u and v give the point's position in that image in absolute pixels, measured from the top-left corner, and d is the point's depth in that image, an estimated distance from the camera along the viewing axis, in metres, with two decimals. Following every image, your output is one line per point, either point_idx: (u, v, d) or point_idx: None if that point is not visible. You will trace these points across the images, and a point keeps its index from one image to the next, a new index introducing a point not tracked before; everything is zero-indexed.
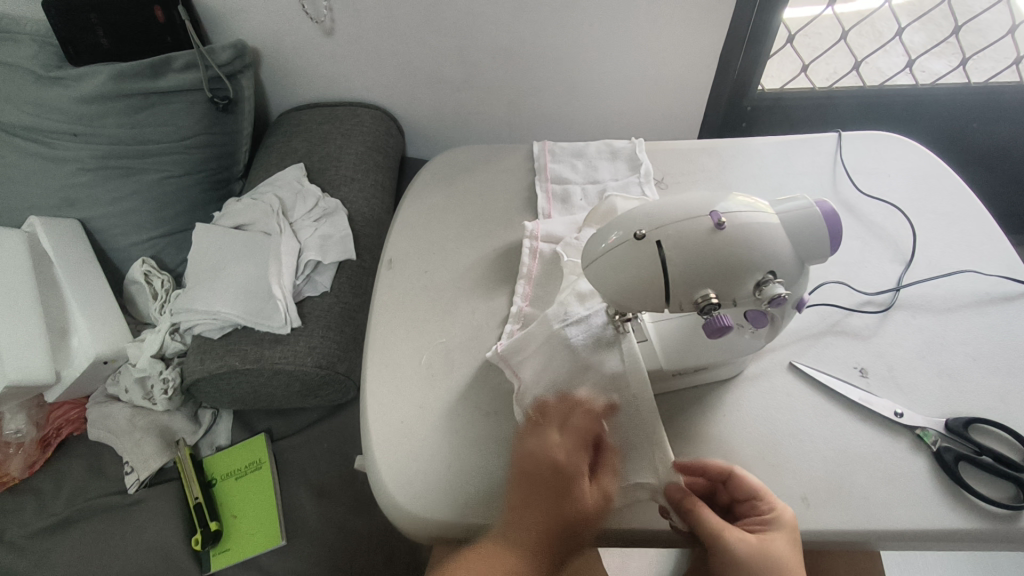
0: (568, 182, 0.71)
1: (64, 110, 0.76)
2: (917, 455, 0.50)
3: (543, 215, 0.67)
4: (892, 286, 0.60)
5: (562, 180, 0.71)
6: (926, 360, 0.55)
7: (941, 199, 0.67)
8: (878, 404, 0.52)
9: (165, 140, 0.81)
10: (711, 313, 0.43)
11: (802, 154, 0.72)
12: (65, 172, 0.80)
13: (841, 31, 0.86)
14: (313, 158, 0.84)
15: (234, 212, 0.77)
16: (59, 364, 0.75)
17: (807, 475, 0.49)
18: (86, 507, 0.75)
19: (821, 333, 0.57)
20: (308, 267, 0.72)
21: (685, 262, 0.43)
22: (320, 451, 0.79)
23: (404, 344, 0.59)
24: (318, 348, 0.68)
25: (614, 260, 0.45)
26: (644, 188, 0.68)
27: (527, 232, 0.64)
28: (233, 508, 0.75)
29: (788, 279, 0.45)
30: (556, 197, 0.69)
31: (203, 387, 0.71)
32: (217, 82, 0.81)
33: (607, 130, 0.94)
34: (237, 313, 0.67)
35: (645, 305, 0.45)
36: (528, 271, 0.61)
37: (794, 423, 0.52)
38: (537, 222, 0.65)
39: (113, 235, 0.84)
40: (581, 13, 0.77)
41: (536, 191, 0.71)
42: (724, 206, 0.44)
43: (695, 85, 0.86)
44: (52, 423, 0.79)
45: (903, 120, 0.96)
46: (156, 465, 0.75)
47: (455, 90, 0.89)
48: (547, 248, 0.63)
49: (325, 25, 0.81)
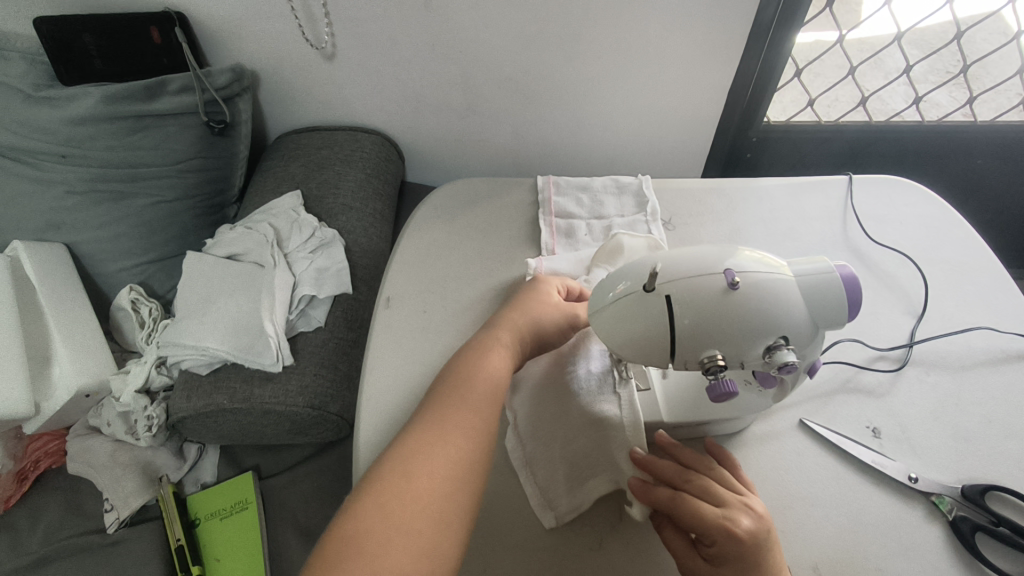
0: (573, 218, 0.69)
1: (53, 131, 0.73)
2: (933, 524, 0.48)
3: (546, 251, 0.65)
4: (905, 341, 0.58)
5: (566, 215, 0.69)
6: (942, 421, 0.53)
7: (953, 249, 0.66)
8: (892, 468, 0.50)
9: (158, 163, 0.79)
10: (717, 376, 0.41)
11: (813, 197, 0.71)
12: (53, 195, 0.77)
13: (849, 68, 0.85)
14: (309, 184, 0.82)
15: (227, 241, 0.75)
16: (39, 395, 0.72)
17: (820, 543, 0.47)
18: (61, 546, 0.72)
19: (834, 391, 0.55)
20: (303, 302, 0.71)
21: (695, 322, 0.41)
22: (309, 489, 0.77)
23: (397, 392, 0.56)
24: (310, 387, 0.66)
25: (621, 312, 0.43)
26: (650, 228, 0.66)
27: (531, 269, 0.62)
28: (216, 551, 0.72)
29: (801, 345, 0.43)
30: (561, 232, 0.67)
31: (190, 424, 0.68)
32: (213, 106, 0.80)
33: (612, 161, 0.92)
34: (226, 349, 0.65)
35: (649, 360, 0.43)
36: None
37: (805, 487, 0.50)
38: (540, 259, 0.63)
39: (100, 260, 0.81)
40: (587, 45, 0.75)
41: (539, 226, 0.69)
42: (736, 263, 0.42)
43: (702, 119, 0.84)
44: (30, 456, 0.76)
45: (909, 156, 0.95)
46: (137, 503, 0.72)
47: (458, 117, 0.87)
48: None
49: (327, 50, 0.79)
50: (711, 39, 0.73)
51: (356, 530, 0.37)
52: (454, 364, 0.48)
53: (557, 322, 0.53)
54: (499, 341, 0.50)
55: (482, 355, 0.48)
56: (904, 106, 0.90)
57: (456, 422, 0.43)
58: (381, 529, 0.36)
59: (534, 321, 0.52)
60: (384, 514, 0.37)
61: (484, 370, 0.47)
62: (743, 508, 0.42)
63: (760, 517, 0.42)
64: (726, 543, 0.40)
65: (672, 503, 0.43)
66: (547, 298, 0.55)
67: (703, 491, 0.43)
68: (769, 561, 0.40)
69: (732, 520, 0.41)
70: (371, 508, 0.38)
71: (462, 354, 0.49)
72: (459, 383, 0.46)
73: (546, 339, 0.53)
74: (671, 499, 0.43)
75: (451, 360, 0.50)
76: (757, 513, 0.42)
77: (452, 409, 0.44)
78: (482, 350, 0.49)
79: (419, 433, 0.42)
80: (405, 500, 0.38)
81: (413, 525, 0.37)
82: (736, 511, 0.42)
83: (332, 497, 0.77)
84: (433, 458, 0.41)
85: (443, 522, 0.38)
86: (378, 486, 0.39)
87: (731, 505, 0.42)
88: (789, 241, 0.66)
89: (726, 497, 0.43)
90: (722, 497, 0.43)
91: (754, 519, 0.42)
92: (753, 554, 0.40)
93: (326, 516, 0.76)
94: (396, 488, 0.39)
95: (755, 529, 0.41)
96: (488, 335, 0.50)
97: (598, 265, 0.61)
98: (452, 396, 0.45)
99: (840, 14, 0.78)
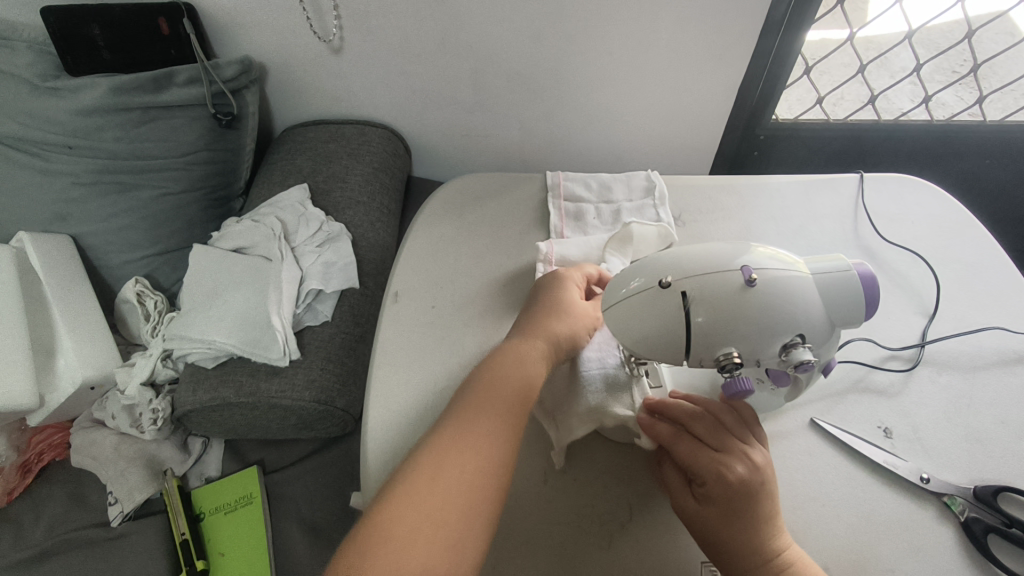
0: (582, 201, 0.69)
1: (60, 122, 0.73)
2: (946, 525, 0.47)
3: (554, 233, 0.66)
4: (916, 340, 0.58)
5: (575, 198, 0.69)
6: (953, 422, 0.53)
7: (965, 248, 0.65)
8: (903, 468, 0.50)
9: (166, 155, 0.79)
10: (732, 374, 0.41)
11: (823, 195, 0.70)
12: (59, 186, 0.77)
13: (859, 66, 0.84)
14: (317, 178, 0.82)
15: (233, 233, 0.74)
16: (44, 388, 0.72)
17: (830, 542, 0.47)
18: (64, 540, 0.72)
19: (845, 391, 0.55)
20: (309, 296, 0.70)
21: (710, 319, 0.41)
22: (314, 484, 0.77)
23: (405, 388, 0.55)
24: (316, 382, 0.66)
25: (635, 308, 0.42)
26: (659, 212, 0.67)
27: (540, 255, 0.62)
28: (220, 546, 0.72)
29: (817, 343, 0.42)
30: (569, 215, 0.68)
31: (195, 417, 0.68)
32: (220, 98, 0.79)
33: (619, 159, 0.92)
34: (235, 342, 0.64)
35: (663, 357, 0.43)
36: None
37: (818, 486, 0.49)
38: (550, 243, 0.63)
39: (106, 252, 0.81)
40: (596, 40, 0.74)
41: (548, 208, 0.69)
42: (754, 260, 0.42)
43: (711, 116, 0.84)
44: (34, 448, 0.76)
45: (916, 156, 0.95)
46: (141, 497, 0.72)
47: (466, 112, 0.87)
48: None
49: (335, 43, 0.78)
50: (723, 35, 0.72)
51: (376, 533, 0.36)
52: (488, 368, 0.46)
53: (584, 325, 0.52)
54: (532, 346, 0.48)
55: (516, 363, 0.46)
56: (912, 106, 0.89)
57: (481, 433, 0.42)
58: (403, 536, 0.36)
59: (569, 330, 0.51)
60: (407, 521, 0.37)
61: (517, 379, 0.45)
62: (741, 455, 0.43)
63: (756, 467, 0.43)
64: (714, 485, 0.42)
65: (672, 441, 0.45)
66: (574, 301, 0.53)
67: (706, 433, 0.45)
68: (758, 507, 0.42)
69: (723, 465, 0.43)
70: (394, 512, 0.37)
71: (496, 358, 0.47)
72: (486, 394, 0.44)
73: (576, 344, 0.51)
74: (672, 439, 0.45)
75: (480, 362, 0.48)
76: (755, 462, 0.43)
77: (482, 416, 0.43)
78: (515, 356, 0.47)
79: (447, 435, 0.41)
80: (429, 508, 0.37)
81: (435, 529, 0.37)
82: (732, 456, 0.43)
83: (336, 493, 0.77)
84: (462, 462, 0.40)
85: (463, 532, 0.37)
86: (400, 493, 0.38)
87: (732, 450, 0.43)
88: (799, 239, 0.66)
89: (728, 442, 0.44)
90: (724, 443, 0.44)
91: (753, 467, 0.43)
92: (741, 499, 0.42)
93: (330, 511, 0.76)
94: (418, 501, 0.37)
95: (748, 476, 0.42)
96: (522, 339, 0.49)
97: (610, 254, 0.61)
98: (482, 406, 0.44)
99: (851, 12, 0.77)
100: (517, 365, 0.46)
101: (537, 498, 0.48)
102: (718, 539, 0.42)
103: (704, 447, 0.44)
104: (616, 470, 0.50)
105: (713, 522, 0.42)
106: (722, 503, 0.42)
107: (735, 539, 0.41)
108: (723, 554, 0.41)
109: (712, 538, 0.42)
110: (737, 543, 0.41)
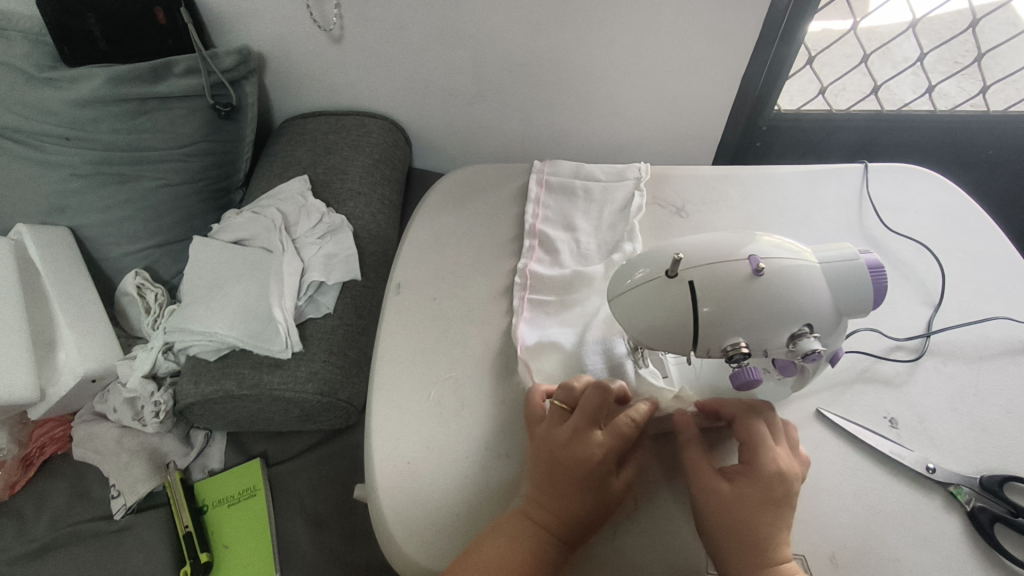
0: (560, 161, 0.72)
1: (57, 113, 0.72)
2: (952, 515, 0.47)
3: (535, 192, 0.68)
4: (922, 331, 0.58)
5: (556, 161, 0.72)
6: (959, 412, 0.53)
7: (970, 238, 0.65)
8: (908, 458, 0.49)
9: (164, 146, 0.78)
10: (740, 364, 0.41)
11: (828, 185, 0.70)
12: (57, 177, 0.76)
13: (862, 55, 0.83)
14: (317, 169, 0.81)
15: (233, 225, 0.74)
16: (45, 380, 0.71)
17: (836, 532, 0.46)
18: (67, 533, 0.72)
19: (851, 381, 0.55)
20: (311, 288, 0.70)
21: (717, 308, 0.40)
22: (317, 476, 0.77)
23: (410, 379, 0.55)
24: (319, 374, 0.66)
25: (641, 299, 0.42)
26: (639, 172, 0.70)
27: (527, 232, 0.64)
28: (224, 538, 0.72)
29: (825, 333, 0.42)
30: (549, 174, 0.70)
31: (197, 409, 0.68)
32: (219, 88, 0.78)
33: (621, 150, 0.91)
34: (237, 335, 0.64)
35: (670, 347, 0.43)
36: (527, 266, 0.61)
37: (823, 477, 0.49)
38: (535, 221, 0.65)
39: (105, 244, 0.81)
40: (599, 29, 0.73)
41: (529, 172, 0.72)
42: (761, 250, 0.41)
43: (714, 107, 0.83)
44: (35, 442, 0.76)
45: (918, 146, 0.94)
46: (144, 490, 0.72)
47: (468, 103, 0.86)
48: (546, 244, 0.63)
49: (335, 32, 0.77)
50: (726, 25, 0.71)
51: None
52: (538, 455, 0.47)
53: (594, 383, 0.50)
54: (573, 422, 0.47)
55: (561, 453, 0.46)
56: (915, 96, 0.89)
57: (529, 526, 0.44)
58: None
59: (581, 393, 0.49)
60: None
61: (565, 468, 0.45)
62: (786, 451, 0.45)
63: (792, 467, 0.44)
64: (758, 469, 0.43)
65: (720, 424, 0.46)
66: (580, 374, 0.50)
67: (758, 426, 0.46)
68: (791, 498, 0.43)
69: (773, 456, 0.44)
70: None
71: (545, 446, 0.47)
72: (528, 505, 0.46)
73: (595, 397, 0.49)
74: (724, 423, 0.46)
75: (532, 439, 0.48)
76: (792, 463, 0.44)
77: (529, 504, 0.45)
78: (557, 439, 0.46)
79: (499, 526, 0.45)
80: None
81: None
82: (776, 448, 0.45)
83: (340, 485, 0.77)
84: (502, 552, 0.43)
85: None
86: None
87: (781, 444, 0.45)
88: (804, 229, 0.65)
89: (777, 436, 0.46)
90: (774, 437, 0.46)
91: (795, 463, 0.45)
92: (780, 486, 0.43)
93: (333, 504, 0.75)
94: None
95: (788, 469, 0.44)
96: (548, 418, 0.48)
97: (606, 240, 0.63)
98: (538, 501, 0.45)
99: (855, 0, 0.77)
100: (565, 451, 0.46)
101: None
102: (746, 522, 0.42)
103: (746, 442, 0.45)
104: None
105: (745, 507, 0.43)
106: (764, 485, 0.43)
107: (764, 528, 0.42)
108: (748, 544, 0.42)
109: (741, 523, 0.42)
110: (762, 536, 0.42)
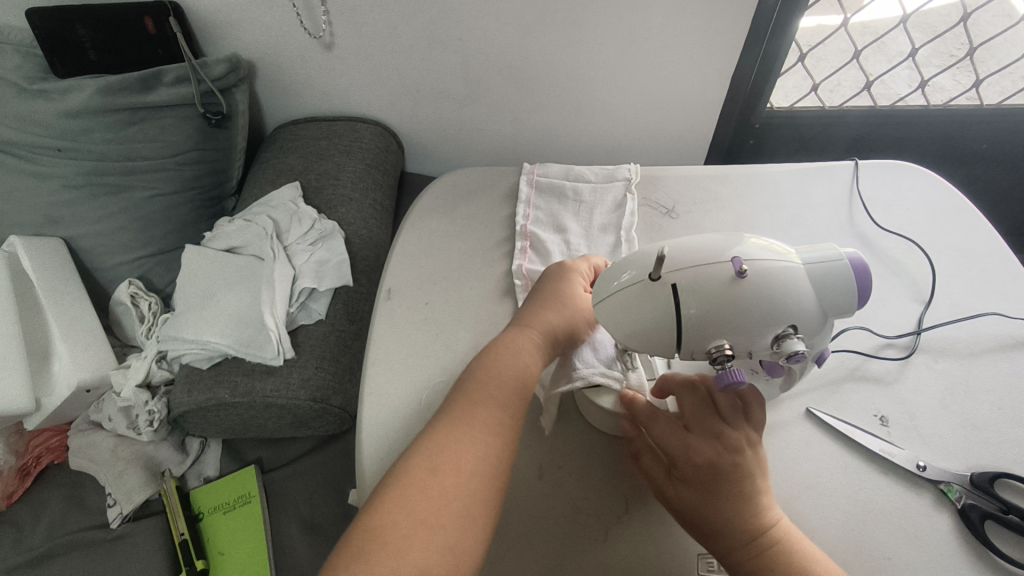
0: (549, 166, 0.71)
1: (49, 124, 0.73)
2: (942, 512, 0.47)
3: (524, 199, 0.68)
4: (912, 328, 0.58)
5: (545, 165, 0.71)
6: (950, 409, 0.52)
7: (961, 233, 0.65)
8: (899, 456, 0.49)
9: (155, 156, 0.79)
10: (724, 365, 0.41)
11: (818, 183, 0.70)
12: (50, 189, 0.77)
13: (853, 51, 0.83)
14: (309, 176, 0.82)
15: (225, 233, 0.74)
16: (40, 391, 0.72)
17: (826, 533, 0.46)
18: (65, 542, 0.73)
19: (841, 380, 0.55)
20: (303, 294, 0.70)
21: (702, 311, 0.40)
22: (312, 482, 0.77)
23: (399, 385, 0.55)
24: (311, 380, 0.66)
25: (625, 302, 0.42)
26: (629, 171, 0.70)
27: (517, 233, 0.65)
28: (220, 546, 0.73)
29: (810, 334, 0.42)
30: (538, 182, 0.70)
31: (191, 417, 0.68)
32: (210, 97, 0.78)
33: (613, 151, 0.91)
34: (229, 343, 0.64)
35: (655, 350, 0.43)
36: (518, 269, 0.61)
37: (812, 475, 0.49)
38: (525, 227, 0.66)
39: (99, 254, 0.81)
40: (588, 31, 0.73)
41: (520, 178, 0.72)
42: (744, 251, 0.41)
43: (705, 107, 0.83)
44: (32, 451, 0.77)
45: (913, 141, 0.94)
46: (140, 498, 0.73)
47: (459, 106, 0.86)
48: (536, 250, 0.63)
49: (324, 39, 0.78)
50: (714, 26, 0.71)
51: (379, 531, 0.38)
52: (489, 360, 0.48)
53: (582, 315, 0.52)
54: (529, 341, 0.49)
55: (514, 378, 0.47)
56: (908, 91, 0.88)
57: (483, 411, 0.44)
58: (406, 523, 0.38)
59: (562, 319, 0.51)
60: (402, 514, 0.38)
61: (517, 374, 0.47)
62: (714, 439, 0.44)
63: (736, 446, 0.44)
64: (687, 468, 0.44)
65: (650, 422, 0.46)
66: (574, 290, 0.53)
67: (690, 412, 0.46)
68: (740, 484, 0.43)
69: (693, 446, 0.44)
70: (397, 504, 0.39)
71: (496, 355, 0.48)
72: (484, 379, 0.46)
73: (572, 332, 0.52)
74: (651, 422, 0.46)
75: (474, 356, 0.50)
76: (726, 444, 0.44)
77: (476, 410, 0.44)
78: (562, 297, 0.53)
79: (444, 427, 0.43)
80: (428, 496, 0.39)
81: (435, 513, 0.39)
82: (701, 442, 0.44)
83: (335, 489, 0.77)
84: (456, 458, 0.41)
85: (467, 521, 0.39)
86: (398, 485, 0.40)
87: (709, 432, 0.45)
88: (794, 228, 0.65)
89: (706, 426, 0.45)
90: (700, 430, 0.45)
91: (727, 448, 0.44)
92: (715, 480, 0.43)
93: (328, 508, 0.76)
94: (427, 480, 0.40)
95: (717, 459, 0.43)
96: (513, 331, 0.50)
97: (602, 243, 0.64)
98: (501, 343, 0.49)
99: None
100: (510, 363, 0.47)
101: (551, 502, 0.48)
102: (701, 519, 0.43)
103: (679, 430, 0.45)
104: (619, 462, 0.50)
105: (694, 504, 0.43)
106: (700, 480, 0.43)
107: (713, 520, 0.42)
108: (710, 536, 0.42)
109: (695, 521, 0.43)
110: (725, 523, 0.42)
